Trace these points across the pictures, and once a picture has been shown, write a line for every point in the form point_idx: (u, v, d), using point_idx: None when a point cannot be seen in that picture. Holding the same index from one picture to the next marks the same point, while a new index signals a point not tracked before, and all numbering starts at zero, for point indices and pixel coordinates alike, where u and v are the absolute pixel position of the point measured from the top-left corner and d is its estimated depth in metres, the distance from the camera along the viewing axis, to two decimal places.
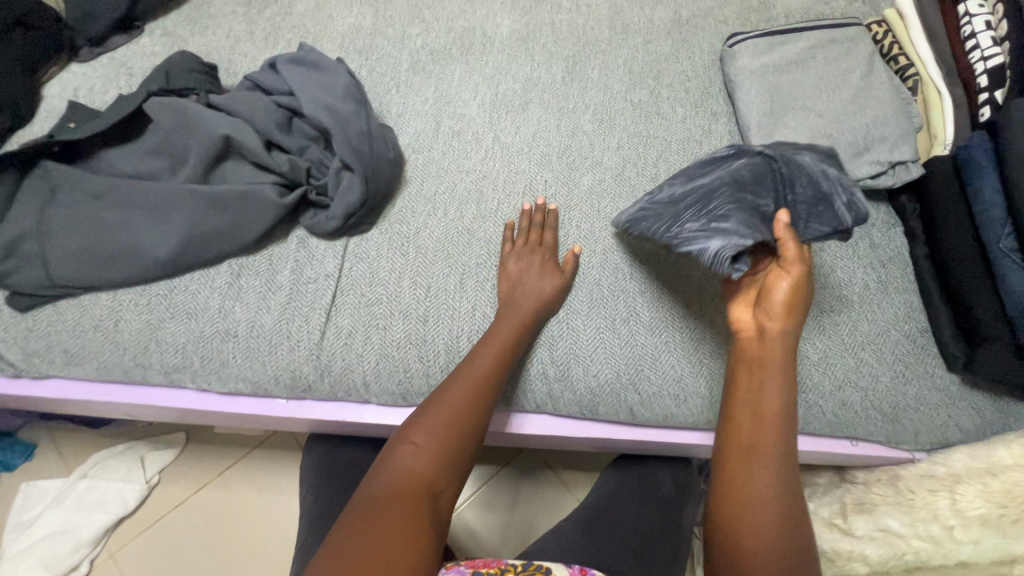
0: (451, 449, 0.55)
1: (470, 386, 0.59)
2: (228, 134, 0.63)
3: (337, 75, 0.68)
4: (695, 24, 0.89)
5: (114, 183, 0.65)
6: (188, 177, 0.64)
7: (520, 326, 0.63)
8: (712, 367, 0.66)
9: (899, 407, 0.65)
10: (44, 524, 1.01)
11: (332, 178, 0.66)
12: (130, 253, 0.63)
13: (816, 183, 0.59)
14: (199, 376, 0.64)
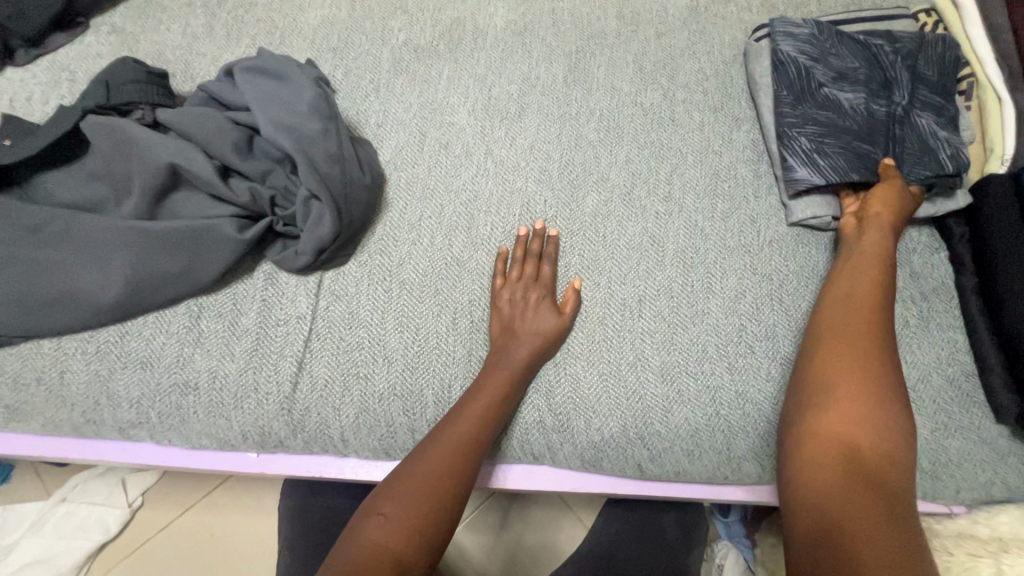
0: (430, 519, 0.48)
1: (449, 452, 0.52)
2: (175, 162, 0.55)
3: (302, 86, 0.59)
4: (714, 13, 0.79)
5: (52, 215, 0.57)
6: (133, 209, 0.56)
7: (507, 379, 0.56)
8: (730, 419, 0.59)
9: (941, 463, 0.58)
10: (22, 552, 0.97)
11: (300, 208, 0.57)
12: (73, 297, 0.56)
13: (924, 141, 0.64)
14: (157, 431, 0.58)
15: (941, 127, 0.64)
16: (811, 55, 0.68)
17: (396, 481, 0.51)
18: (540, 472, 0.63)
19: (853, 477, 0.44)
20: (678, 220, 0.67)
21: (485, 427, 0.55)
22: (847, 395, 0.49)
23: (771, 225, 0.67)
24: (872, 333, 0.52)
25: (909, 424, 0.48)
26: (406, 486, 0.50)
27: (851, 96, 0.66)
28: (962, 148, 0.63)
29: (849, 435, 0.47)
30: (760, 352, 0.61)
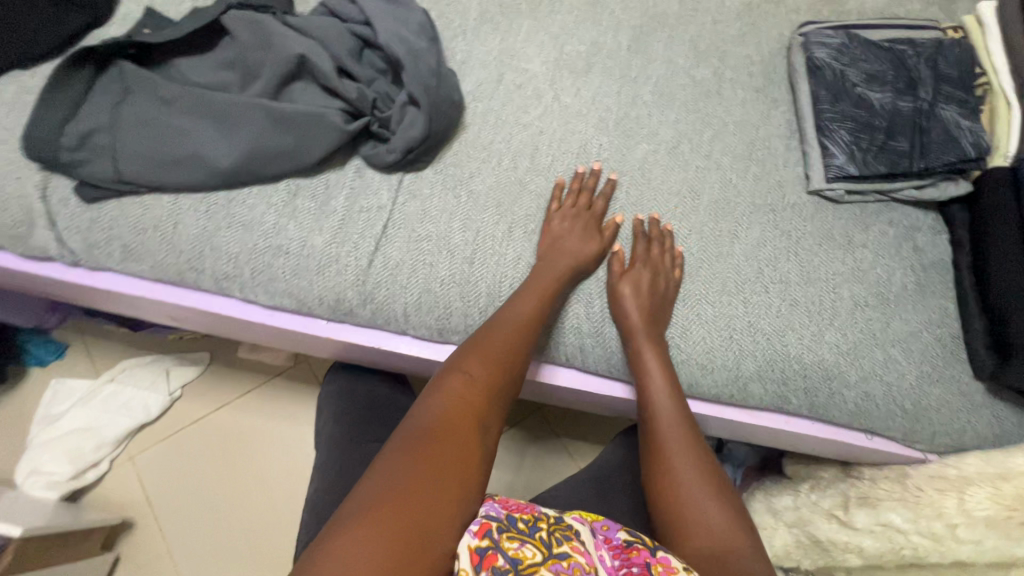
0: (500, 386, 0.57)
1: (502, 342, 0.59)
2: (303, 54, 0.65)
3: (411, 13, 0.70)
4: (765, 10, 0.89)
5: (184, 91, 0.67)
6: (261, 92, 0.66)
7: (547, 287, 0.64)
8: (743, 343, 0.67)
9: (920, 406, 0.67)
10: (72, 420, 1.05)
11: (396, 112, 0.67)
12: (194, 159, 0.65)
13: (949, 130, 0.71)
14: (246, 286, 0.67)
15: (964, 117, 0.71)
16: (842, 62, 0.76)
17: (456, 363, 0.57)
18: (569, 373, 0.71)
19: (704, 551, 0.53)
20: (715, 175, 0.76)
21: (533, 323, 0.62)
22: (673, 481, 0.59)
23: (794, 191, 0.76)
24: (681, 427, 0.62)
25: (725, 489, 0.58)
26: (468, 364, 0.57)
27: (880, 95, 0.74)
28: (982, 134, 0.70)
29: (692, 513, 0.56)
30: (773, 292, 0.69)
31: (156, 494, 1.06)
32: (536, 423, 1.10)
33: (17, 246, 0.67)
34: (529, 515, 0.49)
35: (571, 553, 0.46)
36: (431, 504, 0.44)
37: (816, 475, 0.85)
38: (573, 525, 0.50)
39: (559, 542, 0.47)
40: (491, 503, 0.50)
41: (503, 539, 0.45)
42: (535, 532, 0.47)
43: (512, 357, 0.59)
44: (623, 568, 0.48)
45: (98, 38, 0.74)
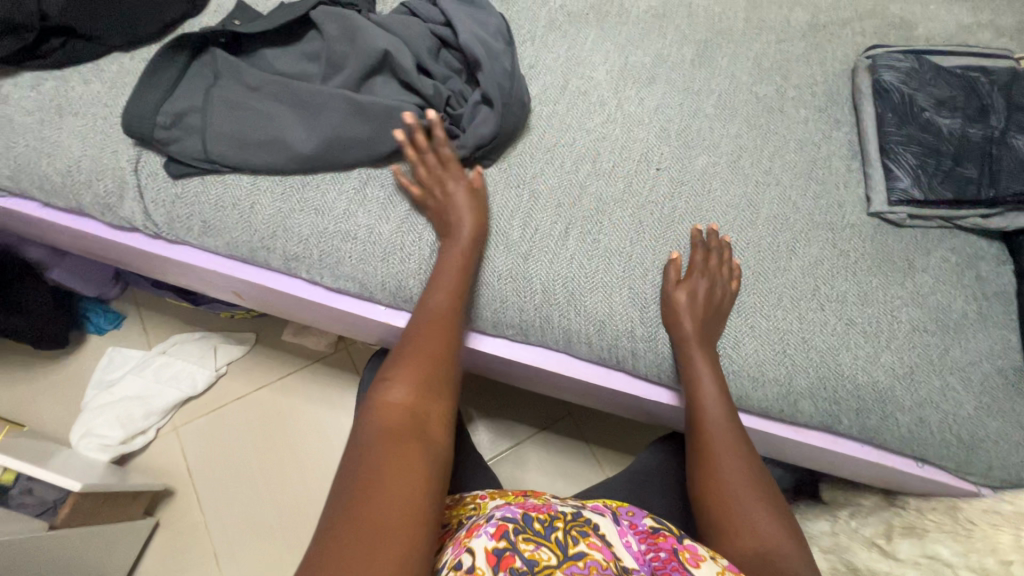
0: (433, 379, 0.54)
1: (432, 334, 0.57)
2: (387, 49, 0.68)
3: (489, 17, 0.73)
4: (831, 31, 0.89)
5: (272, 80, 0.71)
6: (343, 83, 0.70)
7: (459, 268, 0.64)
8: (796, 359, 0.67)
9: (978, 437, 0.66)
10: (125, 387, 1.10)
11: (469, 110, 0.70)
12: (276, 143, 0.68)
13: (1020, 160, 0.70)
14: (313, 268, 0.70)
15: None
16: (911, 85, 0.76)
17: (390, 368, 0.54)
18: (578, 366, 0.72)
19: (751, 555, 0.53)
20: (774, 191, 0.76)
21: (450, 308, 0.61)
22: (720, 484, 0.59)
23: (854, 211, 0.75)
24: (730, 433, 0.62)
25: (775, 496, 0.58)
26: (399, 366, 0.54)
27: (949, 121, 0.74)
28: None
29: (739, 517, 0.56)
30: (829, 310, 0.69)
31: (197, 465, 1.09)
32: (568, 428, 1.11)
33: (105, 215, 0.71)
34: (546, 514, 0.48)
35: (587, 551, 0.45)
36: (397, 503, 0.40)
37: (857, 502, 0.83)
38: (592, 521, 0.49)
39: (575, 541, 0.46)
40: (509, 507, 0.49)
41: (518, 542, 0.44)
42: (551, 534, 0.46)
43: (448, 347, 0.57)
44: (651, 553, 0.50)
45: (191, 26, 0.79)
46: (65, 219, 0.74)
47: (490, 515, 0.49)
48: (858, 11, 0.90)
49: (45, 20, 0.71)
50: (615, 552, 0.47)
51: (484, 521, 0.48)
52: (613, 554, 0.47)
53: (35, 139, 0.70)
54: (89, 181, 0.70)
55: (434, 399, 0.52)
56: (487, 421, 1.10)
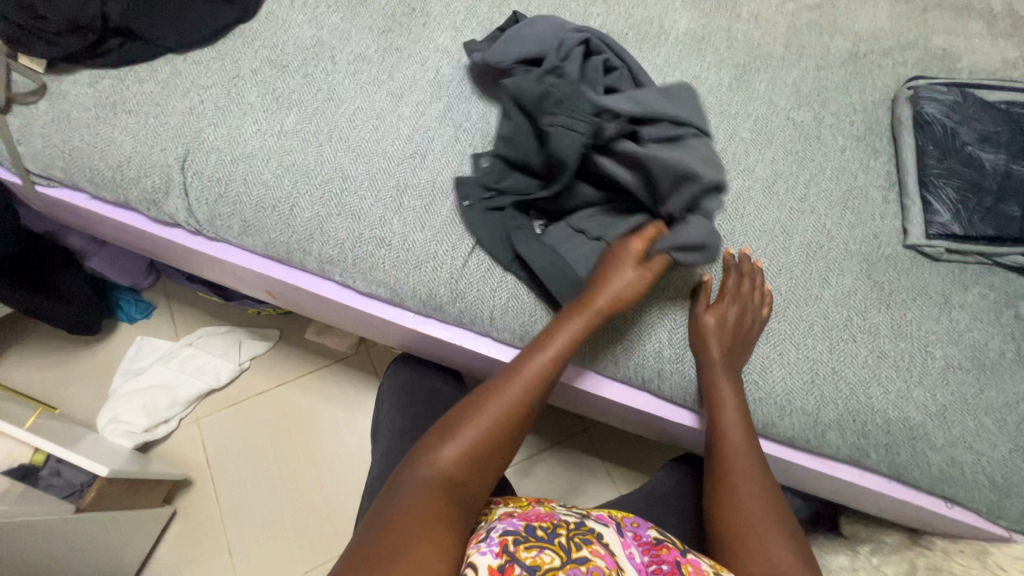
0: (488, 456, 0.55)
1: (494, 409, 0.57)
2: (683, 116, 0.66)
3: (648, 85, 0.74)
4: (872, 60, 0.88)
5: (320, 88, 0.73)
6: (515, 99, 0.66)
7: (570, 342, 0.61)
8: (826, 390, 0.66)
9: (1012, 481, 0.64)
10: (151, 376, 1.12)
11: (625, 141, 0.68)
12: None
13: None
14: (347, 271, 0.71)
15: None
16: (953, 119, 0.75)
17: (443, 429, 0.56)
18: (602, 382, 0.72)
19: None
20: (808, 219, 0.75)
21: (539, 381, 0.59)
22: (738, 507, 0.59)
23: (889, 243, 0.74)
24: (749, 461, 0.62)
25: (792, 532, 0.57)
26: (460, 424, 0.56)
27: (992, 157, 0.73)
28: None
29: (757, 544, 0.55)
30: (862, 341, 0.68)
31: (216, 457, 1.11)
32: (583, 443, 1.10)
33: (151, 210, 0.74)
34: (547, 522, 0.51)
35: (590, 557, 0.47)
36: (396, 554, 0.42)
37: (878, 539, 0.82)
38: (594, 531, 0.51)
39: (578, 547, 0.48)
40: (510, 520, 0.51)
41: (519, 550, 0.46)
42: (554, 539, 0.48)
43: (508, 421, 0.57)
44: (654, 565, 0.51)
45: (241, 32, 0.81)
46: (111, 212, 0.76)
47: (494, 527, 0.50)
48: (900, 41, 0.90)
49: (106, 22, 0.75)
50: (618, 560, 0.49)
51: (487, 534, 0.49)
52: (616, 562, 0.48)
53: (89, 135, 0.73)
54: (138, 177, 0.72)
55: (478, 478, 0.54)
56: None
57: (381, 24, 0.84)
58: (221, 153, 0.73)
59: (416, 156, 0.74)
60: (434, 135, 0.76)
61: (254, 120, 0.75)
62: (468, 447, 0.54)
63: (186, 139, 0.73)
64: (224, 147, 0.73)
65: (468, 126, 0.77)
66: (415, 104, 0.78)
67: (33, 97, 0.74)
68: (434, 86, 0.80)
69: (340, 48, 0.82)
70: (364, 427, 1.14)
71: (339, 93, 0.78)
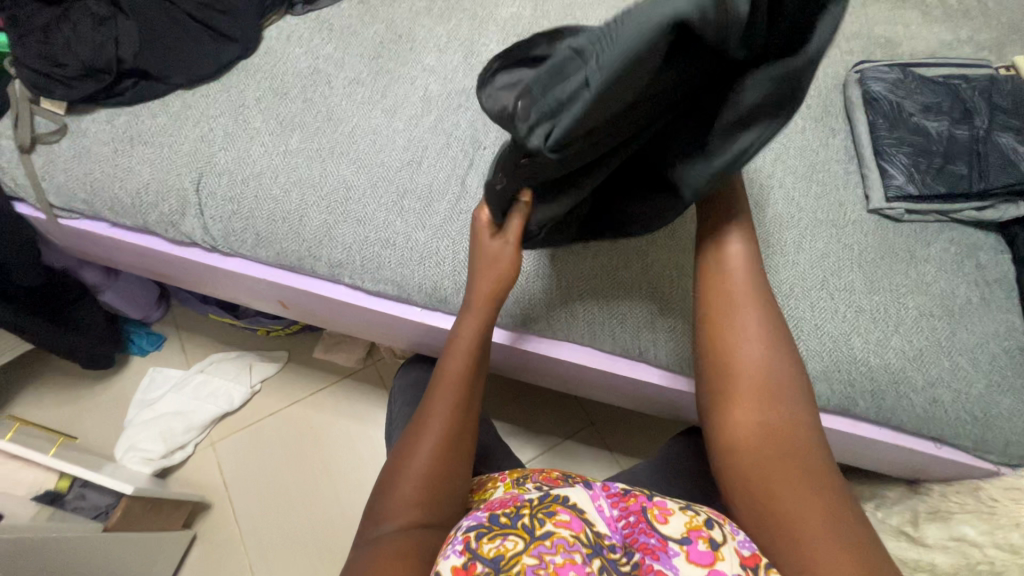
0: (439, 475, 0.58)
1: (432, 440, 0.59)
2: None
3: None
4: (821, 51, 0.97)
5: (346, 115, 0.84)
6: None
7: (468, 351, 0.65)
8: (810, 345, 0.71)
9: (991, 414, 0.68)
10: (166, 403, 1.15)
11: None
12: None
13: (1006, 154, 0.75)
14: (355, 273, 0.76)
15: (1021, 144, 0.76)
16: (899, 94, 0.83)
17: (390, 471, 0.59)
18: (600, 359, 0.77)
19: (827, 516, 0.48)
20: (778, 194, 0.82)
21: (461, 390, 0.62)
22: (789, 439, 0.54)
23: (854, 208, 0.81)
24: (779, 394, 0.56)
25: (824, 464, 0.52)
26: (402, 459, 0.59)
27: (936, 124, 0.80)
28: None
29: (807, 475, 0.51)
30: (839, 298, 0.74)
31: (232, 479, 1.13)
32: (590, 436, 1.13)
33: (169, 231, 0.79)
34: (511, 506, 0.50)
35: (554, 529, 0.46)
36: None
37: (881, 493, 0.85)
38: (558, 497, 0.50)
39: (541, 522, 0.47)
40: (476, 514, 0.51)
41: (482, 545, 0.46)
42: (516, 522, 0.47)
43: (447, 448, 0.59)
44: (622, 519, 0.51)
45: (244, 67, 0.89)
46: (130, 238, 0.82)
47: (460, 526, 0.50)
48: (845, 33, 0.99)
49: (122, 64, 0.82)
50: (584, 519, 0.49)
51: (454, 535, 0.49)
52: (582, 523, 0.48)
53: (109, 167, 0.79)
54: (156, 201, 0.78)
55: (437, 499, 0.57)
56: (512, 430, 1.13)
57: (371, 51, 0.92)
58: (232, 174, 0.79)
59: (412, 163, 0.81)
60: (427, 144, 0.82)
61: (260, 143, 0.81)
62: (419, 488, 0.56)
63: (200, 164, 0.79)
64: (235, 169, 0.79)
65: (459, 134, 0.84)
66: (409, 118, 0.85)
67: (55, 136, 0.81)
68: (423, 101, 0.87)
69: (336, 74, 0.89)
70: (377, 437, 1.17)
71: (337, 113, 0.85)
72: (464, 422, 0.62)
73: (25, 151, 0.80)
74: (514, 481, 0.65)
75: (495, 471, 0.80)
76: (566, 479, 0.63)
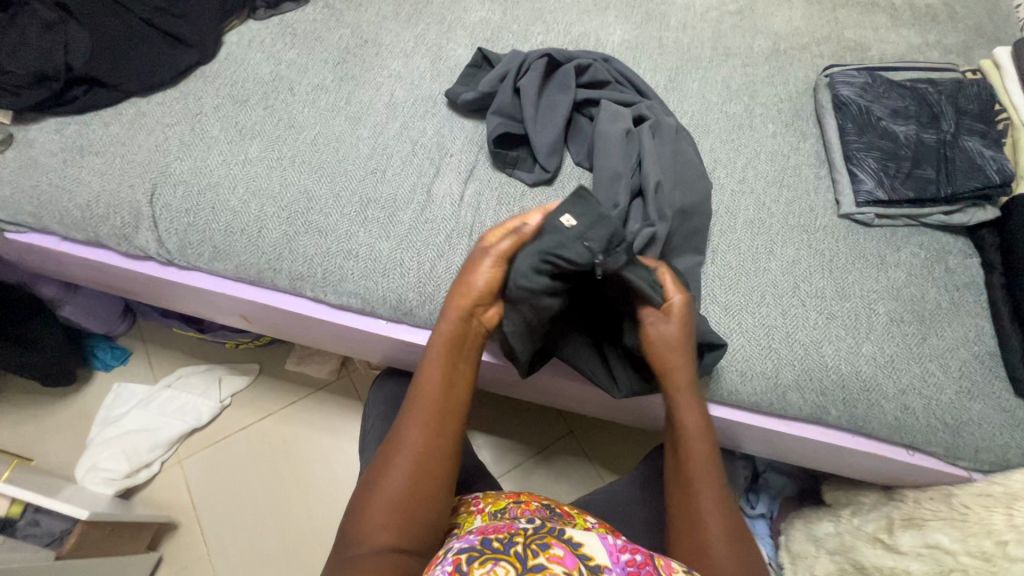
0: (419, 494, 0.56)
1: (409, 454, 0.57)
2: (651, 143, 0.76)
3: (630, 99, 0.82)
4: (793, 55, 0.96)
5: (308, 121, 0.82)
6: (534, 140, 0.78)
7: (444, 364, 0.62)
8: (782, 353, 0.70)
9: (961, 420, 0.68)
10: (131, 420, 1.11)
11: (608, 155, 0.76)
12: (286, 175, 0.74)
13: (973, 158, 0.75)
14: (317, 286, 0.73)
15: (988, 147, 0.76)
16: (867, 98, 0.83)
17: (369, 487, 0.57)
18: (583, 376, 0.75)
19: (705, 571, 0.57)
20: (749, 199, 0.81)
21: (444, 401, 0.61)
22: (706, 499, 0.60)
23: (825, 213, 0.80)
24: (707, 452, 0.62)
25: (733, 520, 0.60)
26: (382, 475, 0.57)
27: (904, 128, 0.79)
28: (1007, 162, 0.74)
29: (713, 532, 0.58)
30: (810, 305, 0.73)
31: (200, 498, 1.09)
32: (569, 445, 1.11)
33: (121, 244, 0.76)
34: (504, 533, 0.48)
35: (547, 563, 0.44)
36: None
37: (857, 500, 0.84)
38: (556, 529, 0.48)
39: (536, 553, 0.45)
40: (469, 537, 0.49)
41: (474, 568, 0.44)
42: (510, 548, 0.45)
43: (421, 464, 0.57)
44: (626, 553, 0.47)
45: (202, 73, 0.86)
46: (81, 251, 0.78)
47: (451, 548, 0.49)
48: (815, 37, 0.98)
49: (70, 71, 0.79)
50: (582, 554, 0.46)
51: (444, 556, 0.48)
52: (579, 558, 0.45)
53: (58, 178, 0.76)
54: (106, 214, 0.75)
55: (418, 519, 0.55)
56: (489, 441, 1.11)
57: (336, 57, 0.90)
58: (188, 184, 0.76)
59: (377, 171, 0.78)
60: (392, 152, 0.80)
61: (218, 152, 0.78)
62: (389, 505, 0.55)
63: (153, 174, 0.76)
64: (191, 179, 0.76)
65: (425, 141, 0.82)
66: (373, 125, 0.83)
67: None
68: (389, 107, 0.85)
69: (299, 80, 0.86)
70: (351, 451, 1.14)
71: (299, 121, 0.82)
72: (446, 434, 0.60)
73: None
74: (492, 512, 0.63)
75: (465, 487, 0.78)
76: (541, 509, 0.62)
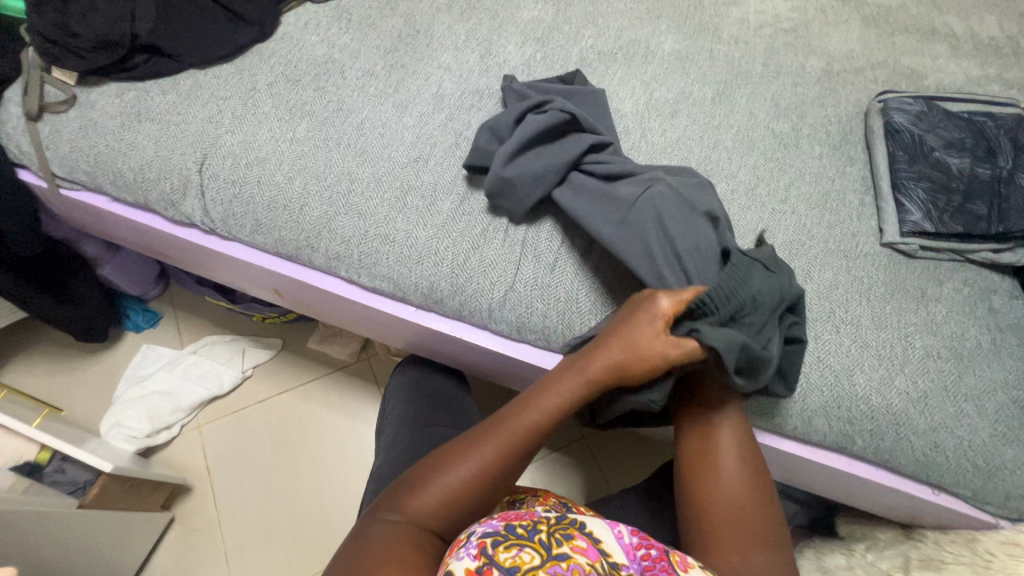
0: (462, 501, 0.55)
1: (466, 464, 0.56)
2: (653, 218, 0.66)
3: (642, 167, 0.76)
4: (845, 77, 0.94)
5: (356, 106, 0.84)
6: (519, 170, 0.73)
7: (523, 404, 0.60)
8: (812, 377, 0.69)
9: (994, 465, 0.66)
10: (156, 382, 1.14)
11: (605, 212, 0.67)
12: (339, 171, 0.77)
13: None
14: (352, 267, 0.75)
15: None
16: (921, 127, 0.81)
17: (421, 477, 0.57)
18: None
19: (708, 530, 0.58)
20: (789, 219, 0.80)
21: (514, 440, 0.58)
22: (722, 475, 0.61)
23: (866, 240, 0.79)
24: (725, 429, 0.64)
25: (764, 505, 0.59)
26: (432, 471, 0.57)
27: (958, 161, 0.78)
28: None
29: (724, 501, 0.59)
30: (845, 332, 0.71)
31: (216, 464, 1.12)
32: (579, 448, 1.11)
33: (168, 210, 0.78)
34: (529, 519, 0.48)
35: (571, 554, 0.45)
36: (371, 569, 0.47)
37: (873, 536, 0.82)
38: (577, 521, 0.49)
39: (559, 543, 0.46)
40: (490, 522, 0.48)
41: (499, 553, 0.44)
42: (534, 536, 0.46)
43: (475, 479, 0.56)
44: (642, 549, 0.49)
45: (258, 50, 0.88)
46: (129, 213, 0.81)
47: (472, 532, 0.48)
48: (871, 61, 0.96)
49: (136, 39, 0.81)
50: (603, 549, 0.47)
51: (467, 539, 0.47)
52: (599, 552, 0.47)
53: (114, 141, 0.79)
54: (157, 179, 0.77)
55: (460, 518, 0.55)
56: None
57: (388, 44, 0.91)
58: (236, 158, 0.78)
59: (419, 160, 0.79)
60: (436, 142, 0.81)
61: (268, 128, 0.80)
62: (441, 497, 0.54)
63: (204, 145, 0.79)
64: (240, 153, 0.78)
65: (468, 134, 0.83)
66: (419, 115, 0.84)
67: (63, 106, 0.80)
68: (436, 98, 0.86)
69: (350, 65, 0.88)
70: (363, 435, 1.15)
71: (347, 104, 0.84)
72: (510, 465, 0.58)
73: (32, 120, 0.79)
74: (511, 503, 0.64)
75: None
76: (559, 506, 0.62)
